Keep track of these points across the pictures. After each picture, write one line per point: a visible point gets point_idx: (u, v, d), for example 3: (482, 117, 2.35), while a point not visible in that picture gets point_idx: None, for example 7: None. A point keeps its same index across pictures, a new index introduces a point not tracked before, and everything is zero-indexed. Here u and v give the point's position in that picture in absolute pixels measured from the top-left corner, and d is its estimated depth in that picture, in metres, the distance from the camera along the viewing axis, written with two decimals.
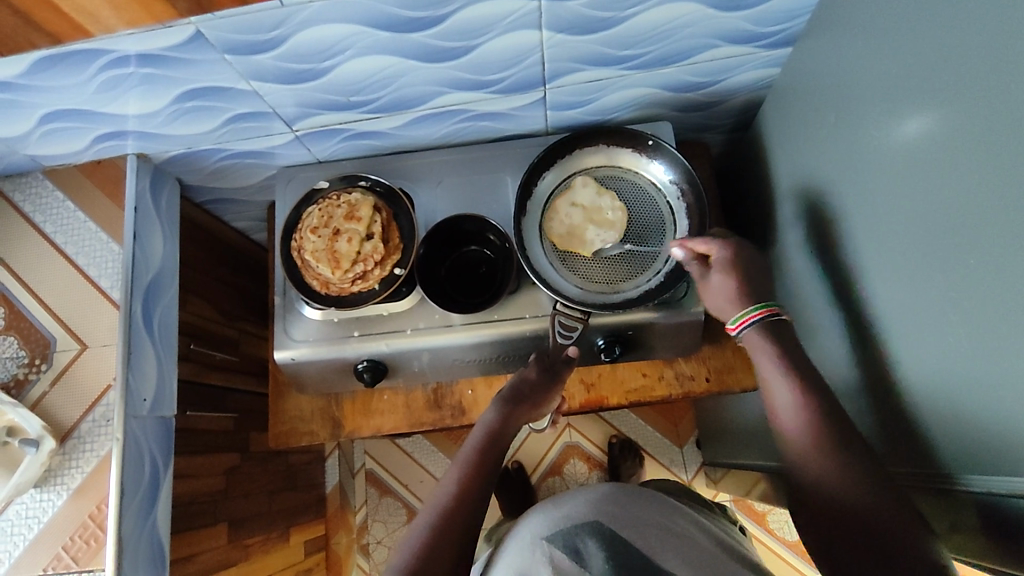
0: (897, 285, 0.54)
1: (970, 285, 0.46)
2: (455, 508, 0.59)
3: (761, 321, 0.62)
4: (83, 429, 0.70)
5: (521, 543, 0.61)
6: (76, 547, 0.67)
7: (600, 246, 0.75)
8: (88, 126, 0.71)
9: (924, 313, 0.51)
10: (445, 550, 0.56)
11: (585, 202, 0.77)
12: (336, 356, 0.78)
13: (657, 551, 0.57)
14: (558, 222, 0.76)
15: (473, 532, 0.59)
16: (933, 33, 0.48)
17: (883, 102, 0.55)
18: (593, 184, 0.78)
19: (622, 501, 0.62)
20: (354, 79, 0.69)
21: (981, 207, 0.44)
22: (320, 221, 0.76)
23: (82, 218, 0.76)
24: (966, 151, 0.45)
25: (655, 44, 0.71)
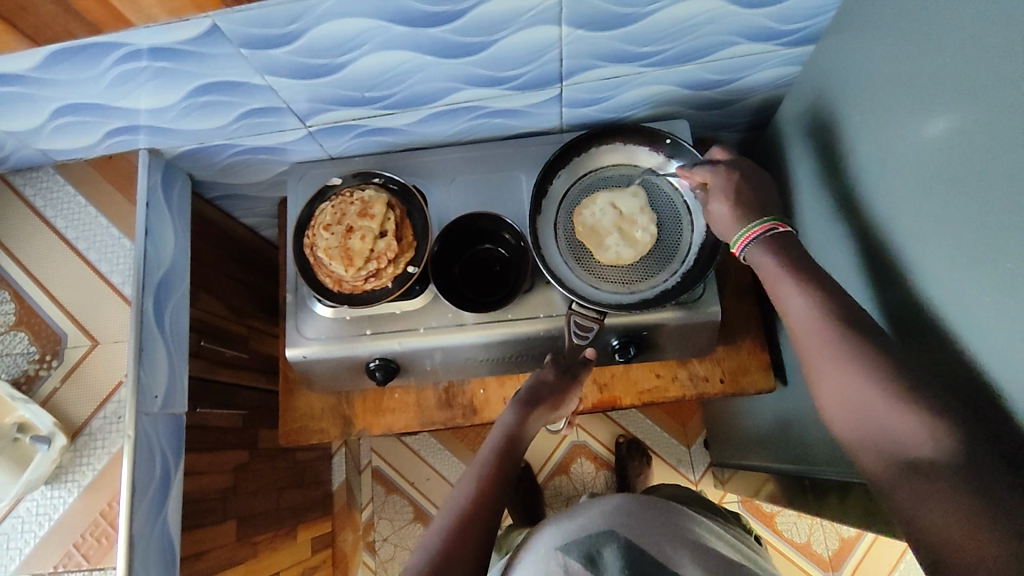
0: (923, 287, 0.54)
1: (1000, 289, 0.45)
2: (473, 513, 0.58)
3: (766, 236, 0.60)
4: (94, 426, 0.69)
5: (536, 551, 0.60)
6: (87, 545, 0.66)
7: (611, 255, 0.73)
8: (100, 120, 0.70)
9: (953, 317, 0.50)
10: (463, 556, 0.55)
11: (634, 210, 0.75)
12: (348, 355, 0.78)
13: (675, 561, 0.56)
14: (586, 214, 0.75)
15: (491, 536, 0.58)
16: (965, 30, 0.47)
17: (911, 102, 0.54)
18: (640, 197, 0.76)
19: (638, 509, 0.61)
20: (370, 74, 0.68)
21: (1013, 209, 0.43)
22: (333, 218, 0.75)
23: (93, 213, 0.76)
24: (999, 152, 0.44)
25: (675, 41, 0.70)
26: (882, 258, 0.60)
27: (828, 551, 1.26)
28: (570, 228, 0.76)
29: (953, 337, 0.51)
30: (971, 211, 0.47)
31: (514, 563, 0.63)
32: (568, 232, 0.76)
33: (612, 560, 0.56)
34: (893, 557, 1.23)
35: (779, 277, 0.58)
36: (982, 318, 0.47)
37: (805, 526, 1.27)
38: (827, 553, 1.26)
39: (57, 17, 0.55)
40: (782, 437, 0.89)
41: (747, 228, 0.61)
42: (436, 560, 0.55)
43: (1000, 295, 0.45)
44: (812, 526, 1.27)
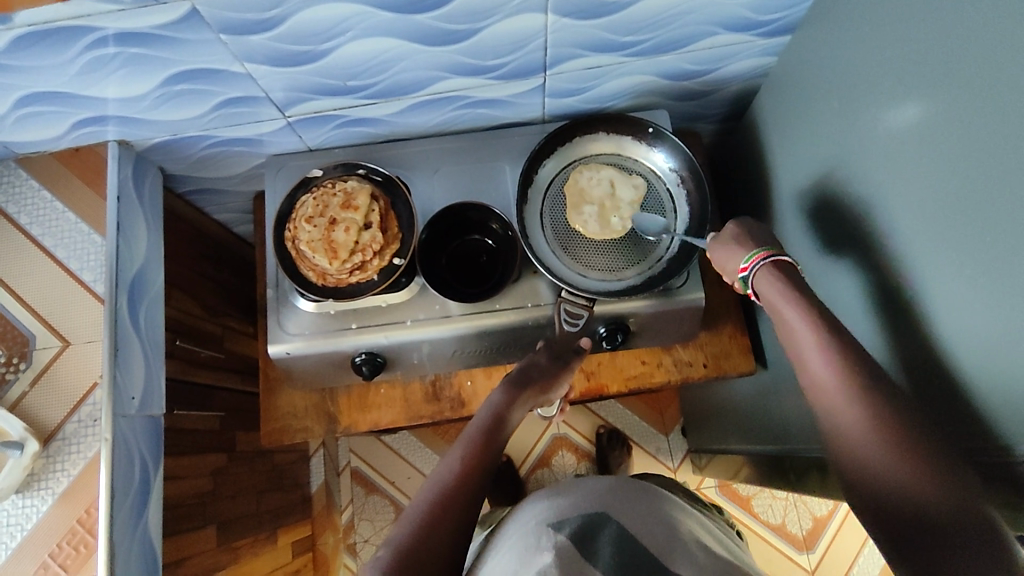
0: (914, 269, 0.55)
1: (991, 262, 0.47)
2: (457, 486, 0.57)
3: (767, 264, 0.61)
4: (68, 430, 0.66)
5: (521, 531, 0.57)
6: (64, 554, 0.63)
7: (584, 221, 0.75)
8: (68, 110, 0.67)
9: (941, 294, 0.53)
10: (443, 531, 0.54)
11: (627, 200, 0.76)
12: (332, 350, 0.76)
13: (665, 545, 0.53)
14: (586, 178, 0.77)
15: (474, 512, 0.56)
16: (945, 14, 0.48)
17: (893, 85, 0.56)
18: (637, 197, 0.76)
19: (624, 492, 0.60)
20: (353, 62, 0.67)
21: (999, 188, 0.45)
22: (315, 211, 0.74)
23: (59, 208, 0.72)
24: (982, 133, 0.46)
25: (657, 30, 0.71)
26: (867, 239, 0.62)
27: (802, 530, 1.29)
28: (556, 217, 0.76)
29: (944, 309, 0.52)
30: (958, 189, 0.50)
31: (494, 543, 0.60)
32: (555, 220, 0.76)
33: (605, 544, 0.53)
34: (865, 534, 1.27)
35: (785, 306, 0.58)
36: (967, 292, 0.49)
37: (780, 507, 1.30)
38: (802, 533, 1.29)
39: None
40: (762, 419, 0.91)
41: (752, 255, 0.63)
42: (416, 535, 0.53)
43: (989, 271, 0.47)
44: (787, 506, 1.30)
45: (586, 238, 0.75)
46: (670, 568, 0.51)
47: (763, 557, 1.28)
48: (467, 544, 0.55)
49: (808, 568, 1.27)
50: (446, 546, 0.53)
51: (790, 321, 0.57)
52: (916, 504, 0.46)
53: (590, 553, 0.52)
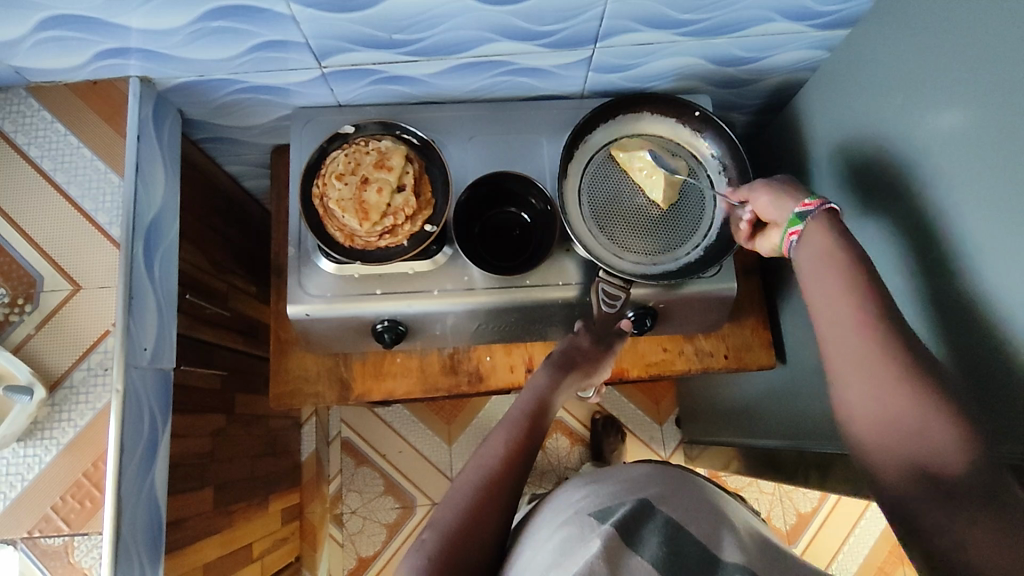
0: (963, 274, 0.55)
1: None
2: (502, 473, 0.55)
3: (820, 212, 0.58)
4: (76, 378, 0.62)
5: (565, 519, 0.57)
6: (67, 508, 0.59)
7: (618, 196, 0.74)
8: (92, 38, 0.63)
9: (992, 302, 0.53)
10: (488, 518, 0.53)
11: (666, 178, 0.74)
12: (353, 315, 0.74)
13: (710, 533, 0.53)
14: (631, 152, 0.74)
15: (517, 498, 0.56)
16: None
17: (961, 84, 0.55)
18: (676, 181, 0.74)
19: (666, 484, 0.59)
20: (402, 15, 0.64)
21: None
22: (347, 168, 0.70)
23: (74, 142, 0.68)
24: None
25: (715, 11, 0.69)
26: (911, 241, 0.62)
27: (786, 525, 1.31)
28: (594, 195, 0.74)
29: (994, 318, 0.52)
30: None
31: (536, 523, 0.60)
32: (592, 198, 0.74)
33: (652, 537, 0.51)
34: (845, 531, 1.31)
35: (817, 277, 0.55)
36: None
37: (766, 501, 1.32)
38: (786, 526, 1.31)
39: None
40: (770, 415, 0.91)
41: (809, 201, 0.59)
42: (461, 523, 0.52)
43: None
44: (773, 501, 1.32)
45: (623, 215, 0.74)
46: (719, 556, 0.50)
47: None
48: (508, 530, 0.55)
49: None
50: (489, 535, 0.53)
51: (823, 280, 0.55)
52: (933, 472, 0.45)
53: (636, 543, 0.51)
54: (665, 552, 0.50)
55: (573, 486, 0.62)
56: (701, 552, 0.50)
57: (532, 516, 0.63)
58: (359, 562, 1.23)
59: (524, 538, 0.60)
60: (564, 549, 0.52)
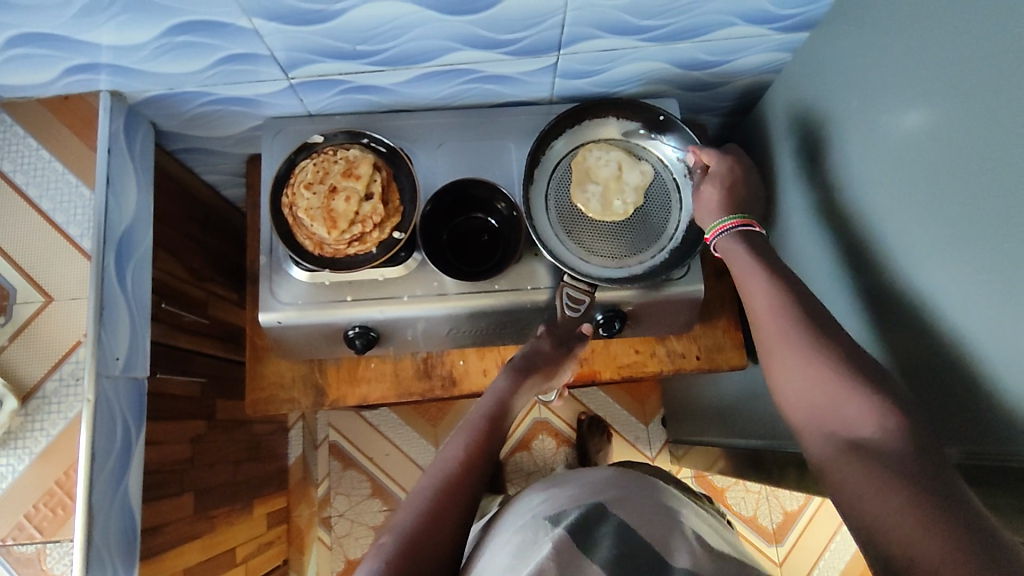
0: (921, 273, 0.56)
1: (1005, 269, 0.47)
2: (461, 474, 0.57)
3: (734, 230, 0.65)
4: (49, 389, 0.63)
5: (522, 523, 0.58)
6: (40, 516, 0.61)
7: (589, 202, 0.74)
8: (60, 54, 0.64)
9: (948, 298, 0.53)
10: (449, 516, 0.54)
11: (632, 184, 0.75)
12: (325, 321, 0.75)
13: (660, 537, 0.54)
14: (597, 157, 0.76)
15: (477, 499, 0.57)
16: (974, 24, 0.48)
17: (910, 87, 0.55)
18: (643, 184, 0.75)
19: (625, 485, 0.61)
20: (364, 26, 0.64)
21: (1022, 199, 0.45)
22: (315, 177, 0.72)
23: (45, 156, 0.68)
24: (1008, 144, 0.46)
25: (676, 17, 0.69)
26: (871, 242, 0.63)
27: (772, 523, 1.31)
28: (560, 199, 0.75)
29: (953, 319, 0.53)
30: (973, 199, 0.50)
31: (495, 531, 0.61)
32: (560, 203, 0.75)
33: (604, 538, 0.54)
34: (832, 529, 1.31)
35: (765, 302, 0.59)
36: (978, 297, 0.50)
37: (752, 500, 1.32)
38: (772, 526, 1.31)
39: None
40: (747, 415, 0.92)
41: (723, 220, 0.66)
42: (421, 523, 0.53)
43: (999, 276, 0.48)
44: (760, 500, 1.32)
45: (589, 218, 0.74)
46: (667, 559, 0.52)
47: None
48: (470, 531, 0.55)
49: (776, 560, 1.30)
50: (450, 534, 0.53)
51: (763, 312, 0.59)
52: (889, 461, 0.46)
53: (589, 545, 0.53)
54: (617, 550, 0.52)
55: (536, 489, 0.64)
56: (649, 551, 0.53)
57: (491, 526, 0.64)
58: (346, 565, 1.24)
59: (483, 547, 0.61)
60: (521, 551, 0.54)
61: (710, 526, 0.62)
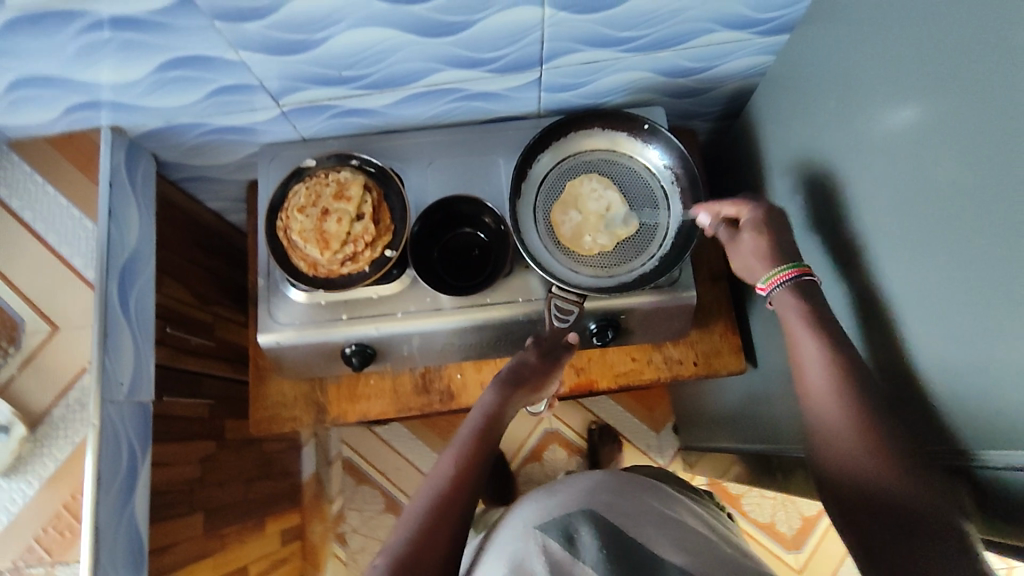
0: (893, 272, 0.55)
1: (971, 265, 0.46)
2: (450, 492, 0.57)
3: (797, 280, 0.59)
4: (56, 415, 0.66)
5: (513, 532, 0.58)
6: (49, 539, 0.63)
7: (564, 220, 0.75)
8: (60, 94, 0.67)
9: (916, 295, 0.52)
10: (440, 536, 0.54)
11: (610, 230, 0.75)
12: (322, 340, 0.76)
13: (651, 539, 0.55)
14: (591, 190, 0.76)
15: (468, 516, 0.57)
16: (935, 22, 0.48)
17: (881, 87, 0.55)
18: (620, 236, 0.75)
19: (617, 492, 0.61)
20: (347, 52, 0.66)
21: (985, 191, 0.44)
22: (308, 200, 0.73)
23: (51, 192, 0.72)
24: (970, 136, 0.45)
25: (654, 27, 0.70)
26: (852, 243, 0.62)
27: (790, 530, 1.29)
28: (548, 212, 0.76)
29: (921, 320, 0.52)
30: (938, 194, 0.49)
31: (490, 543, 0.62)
32: (548, 216, 0.76)
33: (590, 539, 0.54)
34: None
35: (801, 328, 0.57)
36: (946, 295, 0.49)
37: (769, 507, 1.30)
38: (790, 532, 1.29)
39: None
40: (749, 419, 0.91)
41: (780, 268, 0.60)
42: (412, 544, 0.53)
43: (966, 270, 0.47)
44: (776, 506, 1.30)
45: (559, 241, 0.75)
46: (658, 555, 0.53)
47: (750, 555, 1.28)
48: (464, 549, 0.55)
49: (796, 567, 1.28)
50: (442, 554, 0.53)
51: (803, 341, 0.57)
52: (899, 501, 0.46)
53: (577, 548, 0.53)
54: (606, 553, 0.52)
55: (530, 498, 0.64)
56: (637, 551, 0.53)
57: (487, 540, 0.64)
58: None
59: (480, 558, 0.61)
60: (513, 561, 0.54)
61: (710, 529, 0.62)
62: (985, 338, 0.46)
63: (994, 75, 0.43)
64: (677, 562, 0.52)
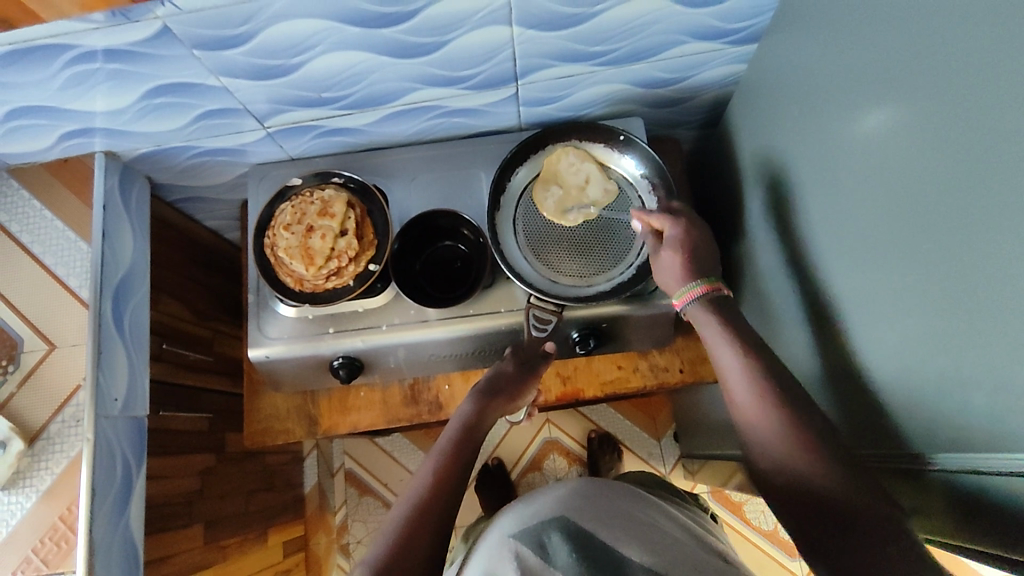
0: (852, 279, 0.56)
1: (920, 266, 0.47)
2: (429, 502, 0.58)
3: (704, 297, 0.62)
4: (52, 431, 0.69)
5: (491, 543, 0.59)
6: (46, 550, 0.65)
7: (547, 198, 0.76)
8: (55, 123, 0.70)
9: (876, 301, 0.53)
10: (420, 543, 0.55)
11: (592, 199, 0.76)
12: (311, 354, 0.78)
13: (620, 538, 0.55)
14: (569, 164, 0.77)
15: (449, 523, 0.58)
16: (879, 30, 0.49)
17: (834, 95, 0.56)
18: (602, 202, 0.76)
19: (594, 498, 0.61)
20: (325, 75, 0.69)
21: (929, 192, 0.45)
22: (294, 218, 0.75)
23: (48, 217, 0.75)
24: (913, 136, 0.46)
25: (624, 40, 0.71)
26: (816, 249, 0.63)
27: None
28: (528, 224, 0.78)
29: (878, 325, 0.53)
30: (889, 196, 0.50)
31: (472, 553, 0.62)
32: (528, 227, 0.78)
33: (560, 546, 0.54)
34: None
35: (721, 341, 0.58)
36: (899, 299, 0.50)
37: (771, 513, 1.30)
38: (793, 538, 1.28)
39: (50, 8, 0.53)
40: None
41: (692, 284, 0.62)
42: (392, 552, 0.54)
43: (915, 272, 0.47)
44: None
45: (534, 241, 0.77)
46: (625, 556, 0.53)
47: (753, 562, 1.27)
48: (445, 556, 0.56)
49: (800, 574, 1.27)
50: (422, 561, 0.54)
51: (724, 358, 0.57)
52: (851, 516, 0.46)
53: (549, 556, 0.54)
54: (578, 557, 0.53)
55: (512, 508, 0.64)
56: (607, 552, 0.54)
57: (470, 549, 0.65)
58: None
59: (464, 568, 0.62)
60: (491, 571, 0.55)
61: (690, 533, 0.62)
62: (935, 341, 0.46)
63: (934, 75, 0.43)
64: (641, 561, 0.53)
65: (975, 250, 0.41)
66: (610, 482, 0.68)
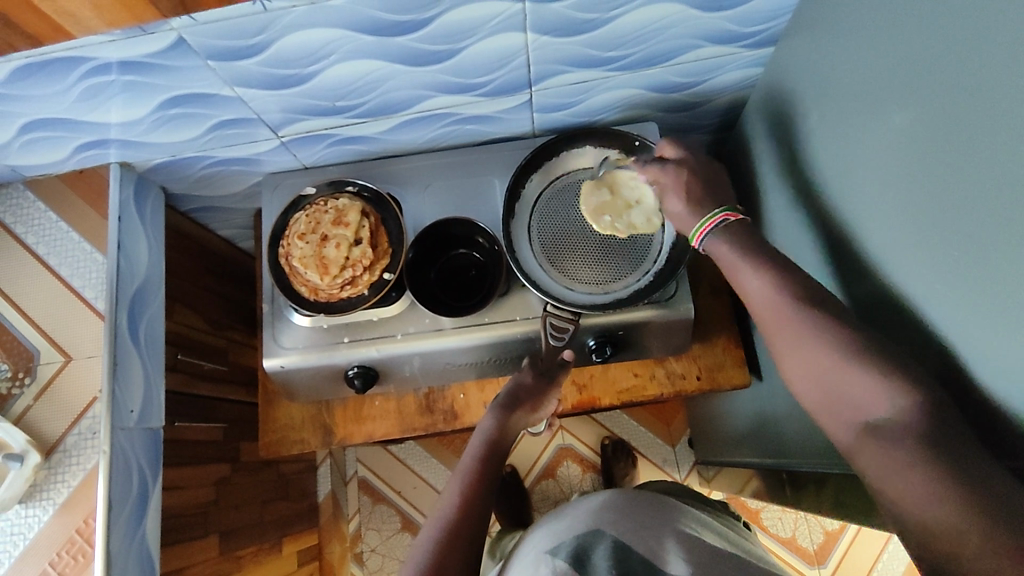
0: (873, 286, 0.55)
1: (944, 274, 0.45)
2: (459, 520, 0.57)
3: (724, 225, 0.59)
4: (69, 443, 0.68)
5: (527, 557, 0.59)
6: (63, 563, 0.65)
7: (592, 197, 0.75)
8: (71, 135, 0.70)
9: (897, 307, 0.51)
10: (453, 561, 0.54)
11: (630, 219, 0.74)
12: (326, 363, 0.78)
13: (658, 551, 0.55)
14: (631, 180, 0.75)
15: (479, 541, 0.57)
16: (898, 33, 0.48)
17: (853, 99, 0.55)
18: (634, 228, 0.74)
19: (629, 509, 0.61)
20: (339, 84, 0.68)
21: (952, 200, 0.43)
22: (308, 227, 0.75)
23: (64, 228, 0.75)
24: (933, 143, 0.45)
25: (639, 46, 0.70)
26: (835, 254, 0.62)
27: (813, 544, 1.26)
28: (543, 231, 0.77)
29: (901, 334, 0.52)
30: (910, 202, 0.48)
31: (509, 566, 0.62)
32: (543, 234, 0.77)
33: (601, 559, 0.54)
34: (877, 547, 1.25)
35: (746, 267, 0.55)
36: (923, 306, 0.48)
37: (790, 521, 1.28)
38: (813, 546, 1.26)
39: (66, 20, 0.53)
40: (758, 434, 0.90)
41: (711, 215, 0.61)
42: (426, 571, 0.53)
43: (940, 280, 0.46)
44: (797, 520, 1.28)
45: (550, 249, 0.76)
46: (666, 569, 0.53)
47: None
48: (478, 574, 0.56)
49: None
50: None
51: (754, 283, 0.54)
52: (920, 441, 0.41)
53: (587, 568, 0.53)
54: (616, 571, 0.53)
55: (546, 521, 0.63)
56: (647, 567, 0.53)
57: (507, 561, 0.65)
58: None
59: None
60: None
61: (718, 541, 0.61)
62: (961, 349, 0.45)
63: (954, 80, 0.42)
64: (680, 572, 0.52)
65: (994, 258, 0.40)
66: (643, 492, 0.67)
